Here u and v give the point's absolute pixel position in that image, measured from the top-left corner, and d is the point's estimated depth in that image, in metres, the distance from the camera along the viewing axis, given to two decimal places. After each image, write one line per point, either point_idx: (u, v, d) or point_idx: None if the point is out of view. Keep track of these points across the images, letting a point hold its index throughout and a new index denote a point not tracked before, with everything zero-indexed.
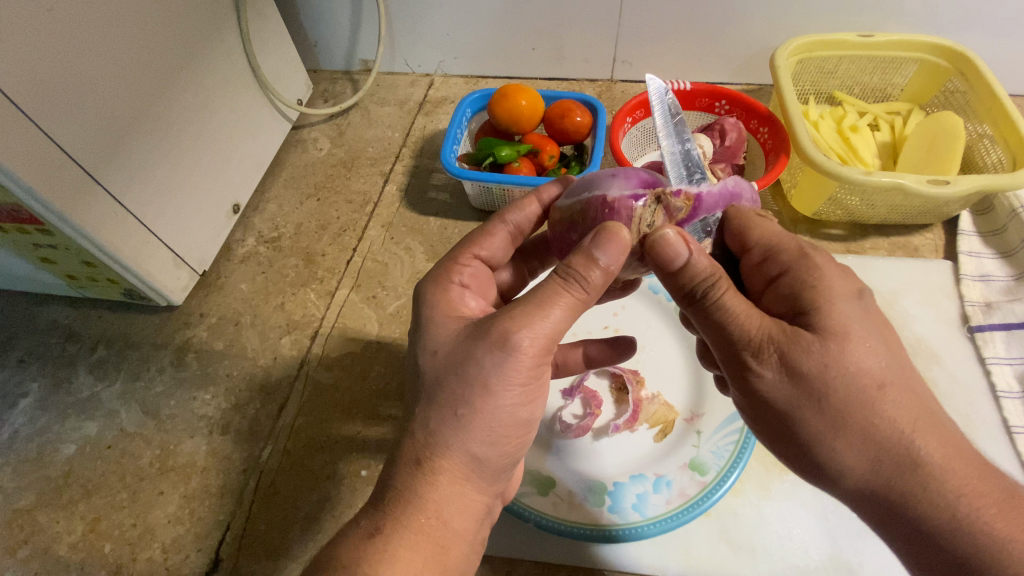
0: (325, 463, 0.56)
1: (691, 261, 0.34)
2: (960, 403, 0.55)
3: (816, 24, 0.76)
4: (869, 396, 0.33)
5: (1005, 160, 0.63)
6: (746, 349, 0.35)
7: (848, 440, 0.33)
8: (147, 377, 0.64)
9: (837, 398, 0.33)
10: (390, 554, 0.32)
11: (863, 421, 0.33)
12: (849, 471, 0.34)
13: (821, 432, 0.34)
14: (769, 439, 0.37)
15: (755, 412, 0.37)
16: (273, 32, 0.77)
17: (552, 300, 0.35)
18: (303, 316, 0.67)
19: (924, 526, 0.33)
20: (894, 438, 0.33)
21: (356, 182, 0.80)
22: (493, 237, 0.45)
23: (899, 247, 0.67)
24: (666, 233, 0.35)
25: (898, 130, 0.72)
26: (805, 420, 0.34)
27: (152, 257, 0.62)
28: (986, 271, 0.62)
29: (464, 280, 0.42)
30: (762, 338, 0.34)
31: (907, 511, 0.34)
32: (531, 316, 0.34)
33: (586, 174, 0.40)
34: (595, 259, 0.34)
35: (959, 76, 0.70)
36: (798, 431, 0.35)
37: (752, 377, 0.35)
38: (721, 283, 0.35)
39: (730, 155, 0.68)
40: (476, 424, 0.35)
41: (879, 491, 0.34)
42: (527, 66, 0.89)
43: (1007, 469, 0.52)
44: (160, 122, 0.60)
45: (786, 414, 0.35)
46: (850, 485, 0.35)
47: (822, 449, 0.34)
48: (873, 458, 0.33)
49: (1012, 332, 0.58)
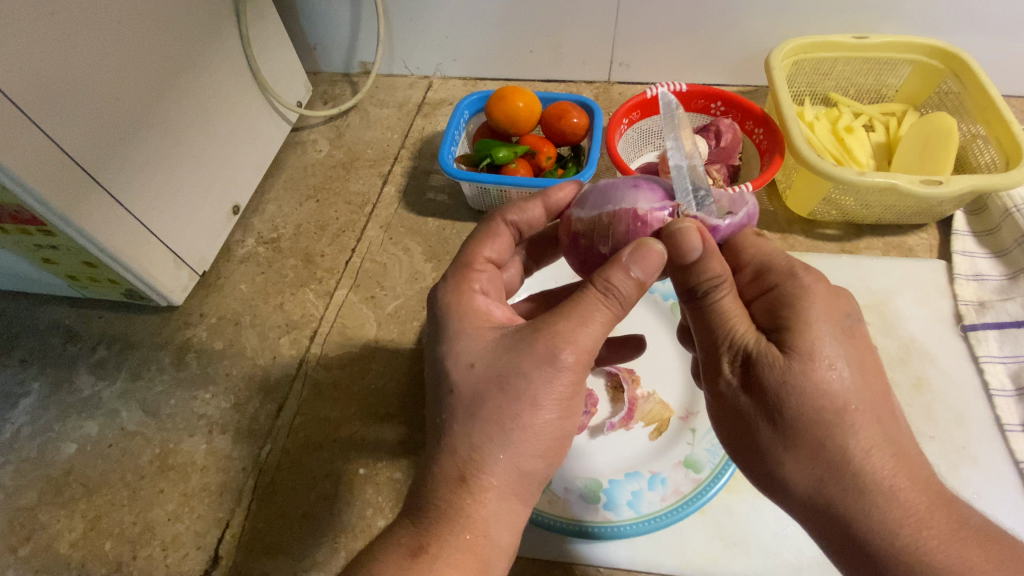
0: (324, 461, 0.57)
1: (701, 258, 0.35)
2: (953, 401, 0.56)
3: (811, 26, 0.77)
4: (828, 418, 0.33)
5: (998, 160, 0.64)
6: (724, 353, 0.36)
7: (796, 454, 0.34)
8: (147, 376, 0.65)
9: (792, 414, 0.34)
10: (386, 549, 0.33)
11: (815, 440, 0.34)
12: (793, 485, 0.35)
13: (771, 439, 0.35)
14: (727, 444, 0.38)
15: (718, 414, 0.38)
16: (273, 35, 0.77)
17: (591, 314, 0.35)
18: (302, 316, 0.68)
19: (861, 549, 0.34)
20: (843, 461, 0.33)
21: (355, 183, 0.81)
22: (499, 239, 0.46)
23: (893, 247, 0.67)
24: (685, 224, 0.35)
25: (892, 131, 0.73)
26: (757, 427, 0.35)
27: (153, 258, 0.63)
28: (980, 270, 0.63)
29: (483, 287, 0.42)
30: (739, 347, 0.36)
31: (844, 533, 0.34)
32: (575, 330, 0.35)
33: (599, 184, 0.41)
34: (632, 273, 0.35)
35: (952, 77, 0.70)
36: (751, 437, 0.36)
37: (721, 378, 0.37)
38: (723, 286, 0.36)
39: (726, 156, 0.69)
40: (471, 422, 0.35)
41: (821, 510, 0.35)
42: (525, 68, 0.90)
43: (1000, 467, 0.52)
44: (160, 123, 0.61)
45: (744, 420, 0.36)
46: (796, 499, 0.35)
47: (772, 457, 0.35)
48: (818, 477, 0.34)
49: (1005, 330, 0.58)
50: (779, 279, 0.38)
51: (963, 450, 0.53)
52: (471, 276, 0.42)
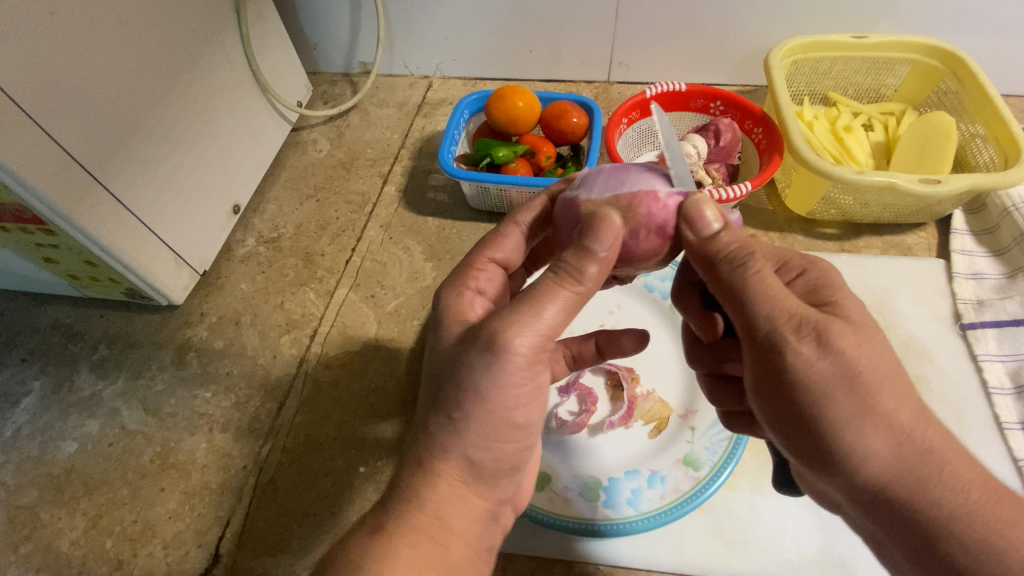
0: (324, 460, 0.57)
1: (720, 231, 0.36)
2: (952, 399, 0.56)
3: (810, 25, 0.77)
4: (890, 378, 0.33)
5: (997, 159, 0.64)
6: (783, 324, 0.33)
7: (874, 419, 0.32)
8: (148, 375, 0.65)
9: (867, 378, 0.32)
10: (385, 545, 0.33)
11: (887, 404, 0.32)
12: (871, 457, 0.33)
13: (851, 408, 0.32)
14: (799, 426, 0.35)
15: (783, 394, 0.35)
16: (273, 34, 0.78)
17: (546, 298, 0.34)
18: (302, 315, 0.68)
19: (941, 516, 0.32)
20: (910, 421, 0.33)
21: (356, 182, 0.81)
22: (506, 239, 0.45)
23: (892, 246, 0.67)
24: (703, 201, 0.37)
25: (891, 130, 0.73)
26: (834, 399, 0.33)
27: (153, 257, 0.63)
28: (978, 269, 0.63)
29: (480, 286, 0.42)
30: (799, 315, 0.33)
31: (921, 501, 0.33)
32: (525, 317, 0.34)
33: (604, 168, 0.41)
34: (590, 252, 0.34)
35: (951, 77, 0.70)
36: (823, 412, 0.33)
37: (784, 352, 0.33)
38: (757, 257, 0.35)
39: (725, 155, 0.69)
40: (470, 420, 0.35)
41: (897, 478, 0.33)
42: (525, 68, 0.90)
43: (999, 465, 0.52)
44: (161, 123, 0.61)
45: (817, 396, 0.33)
46: (869, 474, 0.33)
47: (847, 430, 0.33)
48: (896, 442, 0.32)
49: (1003, 329, 0.58)
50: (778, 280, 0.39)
51: None
52: (470, 275, 0.42)
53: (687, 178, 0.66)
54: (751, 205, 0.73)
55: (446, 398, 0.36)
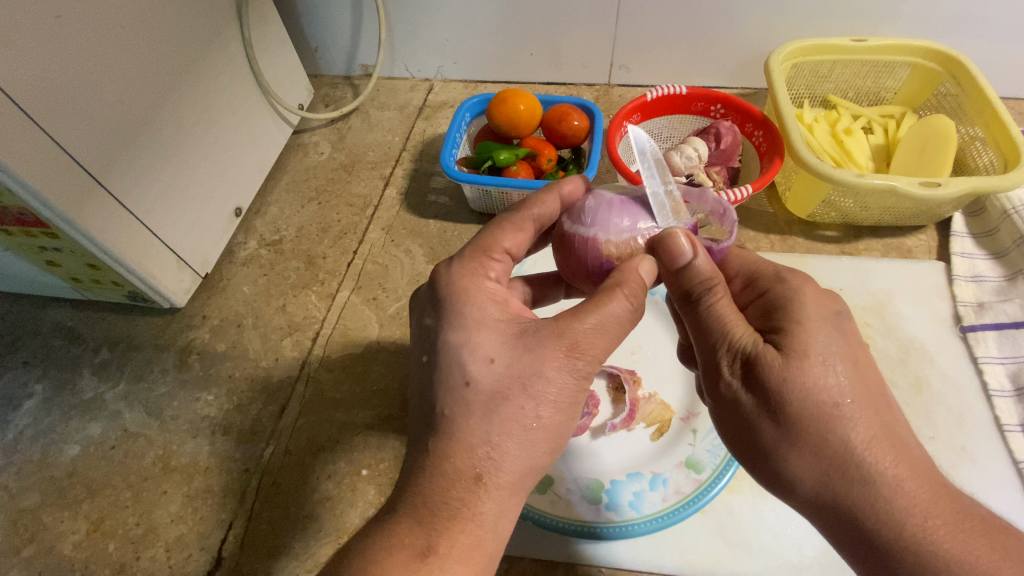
0: (326, 463, 0.57)
1: (692, 263, 0.36)
2: (952, 401, 0.56)
3: (810, 29, 0.77)
4: (828, 413, 0.33)
5: (997, 162, 0.64)
6: (721, 354, 0.36)
7: (802, 447, 0.34)
8: (150, 378, 0.65)
9: (793, 412, 0.34)
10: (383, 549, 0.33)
11: (817, 436, 0.34)
12: (799, 483, 0.35)
13: (773, 440, 0.35)
14: (731, 445, 0.39)
15: (721, 419, 0.38)
16: (274, 37, 0.78)
17: (614, 319, 0.36)
18: (304, 318, 0.68)
19: (868, 542, 0.33)
20: (843, 454, 0.33)
21: (357, 185, 0.81)
22: (523, 232, 0.42)
23: (893, 249, 0.68)
24: (677, 232, 0.37)
25: (891, 133, 0.73)
26: (760, 425, 0.35)
27: (155, 260, 0.63)
28: (978, 271, 0.63)
29: (496, 277, 0.40)
30: (737, 348, 0.35)
31: (847, 527, 0.34)
32: (596, 335, 0.36)
33: (604, 198, 0.40)
34: (649, 281, 0.37)
35: (951, 80, 0.71)
36: (756, 436, 0.35)
37: (721, 381, 0.36)
38: (711, 288, 0.36)
39: (725, 158, 0.69)
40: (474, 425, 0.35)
41: (828, 503, 0.34)
42: (526, 71, 0.90)
43: (1000, 467, 0.53)
44: (163, 126, 0.61)
45: (747, 420, 0.36)
46: (801, 494, 0.35)
47: (776, 455, 0.35)
48: (823, 472, 0.34)
49: (1003, 331, 0.58)
50: (765, 293, 0.39)
51: (962, 451, 0.53)
52: (488, 264, 0.40)
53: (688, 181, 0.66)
54: (752, 208, 0.73)
55: (446, 399, 0.36)
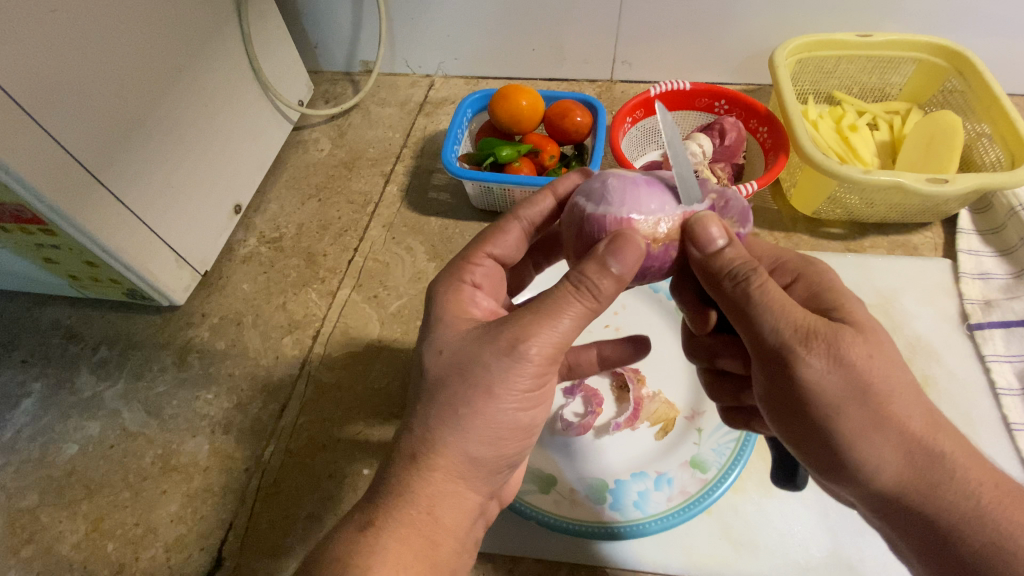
0: (326, 462, 0.56)
1: (724, 248, 0.35)
2: (959, 400, 0.56)
3: (815, 24, 0.76)
4: (894, 391, 0.33)
5: (1004, 158, 0.63)
6: (789, 338, 0.33)
7: (885, 432, 0.32)
8: (148, 377, 0.64)
9: (874, 391, 0.32)
10: (384, 550, 0.32)
11: (894, 416, 0.32)
12: (883, 471, 0.33)
13: (860, 430, 0.32)
14: (806, 446, 0.36)
15: (791, 415, 0.35)
16: (274, 33, 0.77)
17: (563, 309, 0.35)
18: (305, 316, 0.67)
19: (952, 525, 0.32)
20: (916, 432, 0.32)
21: (357, 182, 0.80)
22: (508, 235, 0.44)
23: (898, 246, 0.67)
24: (705, 216, 0.36)
25: (897, 129, 0.73)
26: (845, 415, 0.33)
27: (154, 257, 0.62)
28: (985, 269, 0.62)
29: (475, 281, 0.41)
30: (804, 327, 0.33)
31: (928, 510, 0.33)
32: (542, 325, 0.34)
33: (620, 177, 0.39)
34: (609, 267, 0.34)
35: (957, 76, 0.70)
36: (834, 426, 0.33)
37: (795, 368, 0.33)
38: (759, 269, 0.35)
39: (730, 155, 0.68)
40: (477, 424, 0.35)
41: (913, 486, 0.33)
42: (527, 67, 0.89)
43: (1007, 466, 0.52)
44: (161, 122, 0.60)
45: (828, 412, 0.33)
46: (881, 484, 0.33)
47: (858, 443, 0.33)
48: (908, 452, 0.32)
49: (1011, 329, 0.58)
50: (797, 277, 0.40)
51: None
52: (466, 269, 0.41)
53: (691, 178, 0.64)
54: (756, 205, 0.72)
55: (450, 399, 0.35)
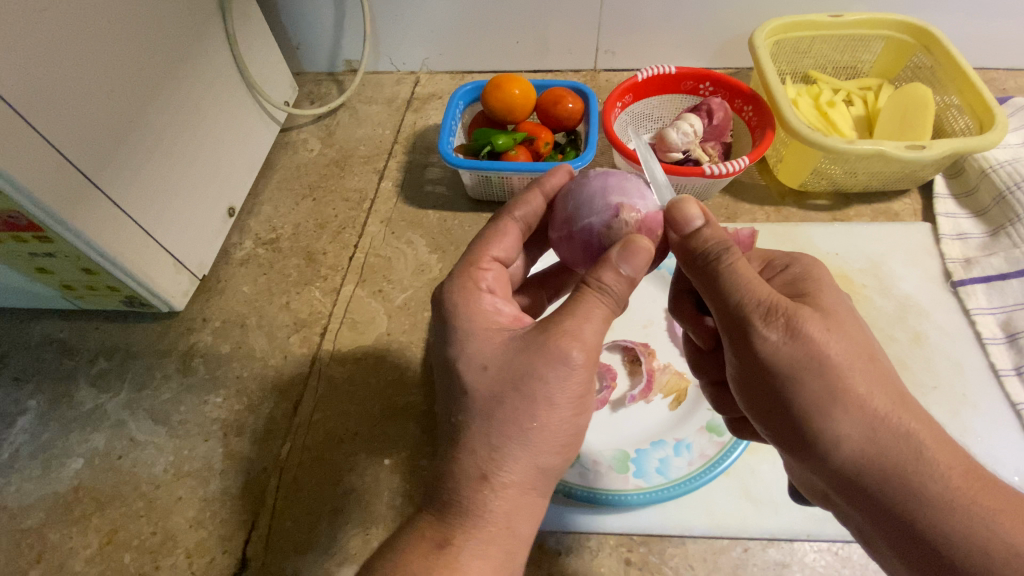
0: (345, 456, 0.56)
1: (703, 228, 0.38)
2: (950, 351, 0.59)
3: (787, 8, 0.80)
4: (860, 367, 0.35)
5: (972, 125, 0.67)
6: (751, 311, 0.36)
7: (844, 406, 0.34)
8: (152, 385, 0.63)
9: (835, 364, 0.35)
10: (464, 566, 0.34)
11: (856, 389, 0.35)
12: (842, 443, 0.35)
13: (817, 397, 0.35)
14: (764, 416, 0.39)
15: (752, 384, 0.38)
16: (257, 33, 0.76)
17: (592, 311, 0.37)
18: (310, 314, 0.67)
19: (914, 506, 0.34)
20: (880, 411, 0.34)
21: (351, 180, 0.80)
22: (507, 236, 0.45)
23: (881, 213, 0.70)
24: (686, 200, 0.39)
25: (871, 104, 0.76)
26: (801, 380, 0.35)
27: (153, 262, 0.61)
28: (963, 230, 0.66)
29: (490, 286, 0.42)
30: (769, 302, 0.36)
31: (892, 490, 0.34)
32: (579, 328, 0.36)
33: (638, 182, 0.43)
34: (622, 270, 0.37)
35: (923, 51, 0.74)
36: (793, 397, 0.36)
37: (756, 337, 0.36)
38: (733, 250, 0.37)
39: (718, 134, 0.70)
40: (541, 436, 0.36)
41: (869, 467, 0.35)
42: (511, 60, 0.90)
43: (999, 411, 0.55)
44: (153, 124, 0.59)
45: (786, 379, 0.36)
46: (839, 462, 0.35)
47: (816, 417, 0.35)
48: (866, 429, 0.34)
49: (992, 284, 0.61)
50: (792, 262, 0.42)
51: (964, 398, 0.56)
52: (478, 276, 0.42)
53: (683, 158, 0.69)
54: (745, 182, 0.75)
55: (502, 396, 0.36)
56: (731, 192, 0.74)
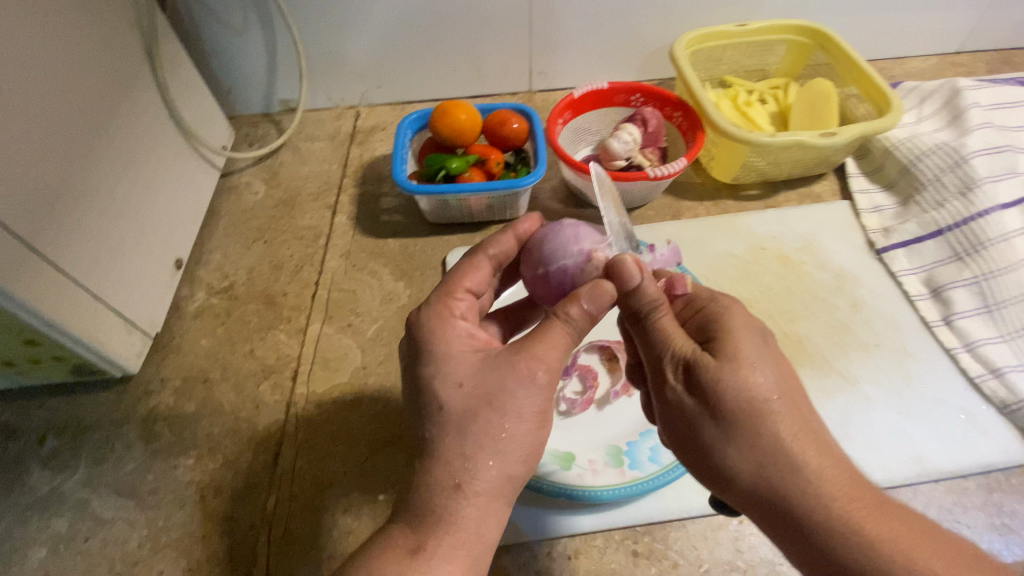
0: (337, 498, 0.54)
1: (639, 286, 0.39)
2: (886, 311, 0.65)
3: (698, 21, 0.87)
4: (757, 410, 0.36)
5: (872, 111, 0.76)
6: (666, 363, 0.39)
7: (738, 444, 0.36)
8: (113, 457, 0.58)
9: (730, 409, 0.36)
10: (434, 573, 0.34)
11: (752, 429, 0.36)
12: (739, 477, 0.37)
13: (714, 436, 0.37)
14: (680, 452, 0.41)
15: (669, 424, 0.40)
16: (188, 79, 0.74)
17: (557, 340, 0.39)
18: (278, 359, 0.64)
19: (803, 530, 0.35)
20: (779, 446, 0.36)
21: (303, 218, 0.78)
22: (481, 270, 0.45)
23: (805, 196, 0.77)
24: (624, 257, 0.40)
25: (782, 101, 0.84)
26: (702, 423, 0.38)
27: (102, 325, 0.57)
28: (877, 203, 0.74)
29: (462, 314, 0.43)
30: (681, 355, 0.39)
31: (785, 519, 0.36)
32: (546, 354, 0.38)
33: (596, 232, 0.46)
34: (588, 308, 0.39)
35: (820, 51, 0.83)
36: (696, 434, 0.38)
37: (668, 386, 0.39)
38: (664, 308, 0.40)
39: (654, 140, 0.75)
40: (512, 447, 0.37)
41: (765, 499, 0.36)
42: (450, 87, 0.93)
43: (934, 358, 0.62)
44: (90, 181, 0.57)
45: (691, 421, 0.38)
46: (742, 492, 0.37)
47: (715, 449, 0.37)
48: (758, 465, 0.36)
49: (910, 248, 0.68)
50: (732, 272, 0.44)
51: (904, 350, 0.62)
52: (454, 305, 0.42)
53: (627, 165, 0.73)
54: (684, 181, 0.80)
55: (498, 407, 0.37)
56: (672, 192, 0.79)
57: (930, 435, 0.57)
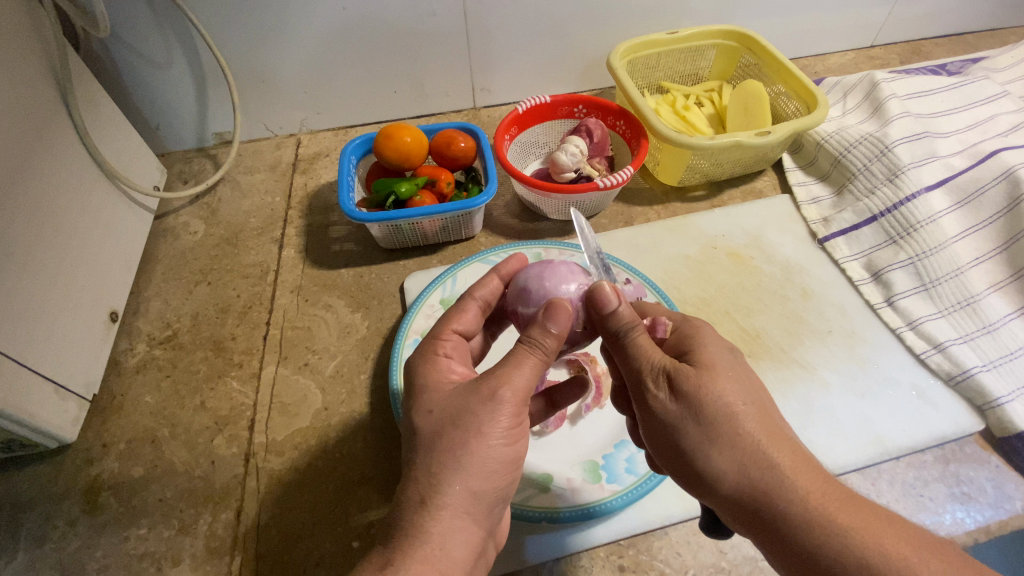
0: (309, 551, 0.51)
1: (617, 309, 0.40)
2: (833, 298, 0.68)
3: (632, 30, 0.89)
4: (733, 412, 0.37)
5: (801, 108, 0.80)
6: (645, 374, 0.39)
7: (720, 445, 0.36)
8: (55, 537, 0.53)
9: (709, 413, 0.37)
10: None
11: (731, 430, 0.36)
12: (722, 479, 0.37)
13: (696, 441, 0.37)
14: (660, 458, 0.40)
15: (651, 434, 0.40)
16: (109, 119, 0.70)
17: (521, 359, 0.38)
18: (232, 409, 0.61)
19: (784, 530, 0.35)
20: (755, 445, 0.36)
21: (247, 255, 0.75)
22: (469, 310, 0.46)
23: (748, 193, 0.80)
24: (601, 284, 0.41)
25: (718, 103, 0.87)
26: (684, 429, 0.37)
27: (32, 395, 0.52)
28: (815, 195, 0.77)
29: (447, 352, 0.43)
30: (658, 367, 0.39)
31: (768, 519, 0.35)
32: (509, 373, 0.38)
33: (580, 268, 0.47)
34: (549, 327, 0.39)
35: (748, 53, 0.87)
36: (677, 439, 0.38)
37: (649, 398, 0.39)
38: (641, 327, 0.40)
39: (601, 149, 0.76)
40: (471, 463, 0.36)
41: (748, 499, 0.36)
42: (392, 109, 0.91)
43: (880, 338, 0.65)
44: (4, 240, 0.52)
45: (671, 427, 0.38)
46: (725, 493, 0.37)
47: (699, 454, 0.37)
48: (740, 466, 0.36)
49: (849, 235, 0.72)
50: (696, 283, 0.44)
51: (854, 334, 0.65)
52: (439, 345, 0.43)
53: (577, 176, 0.74)
54: (633, 187, 0.81)
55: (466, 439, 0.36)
56: (622, 198, 0.80)
57: (885, 414, 0.59)
